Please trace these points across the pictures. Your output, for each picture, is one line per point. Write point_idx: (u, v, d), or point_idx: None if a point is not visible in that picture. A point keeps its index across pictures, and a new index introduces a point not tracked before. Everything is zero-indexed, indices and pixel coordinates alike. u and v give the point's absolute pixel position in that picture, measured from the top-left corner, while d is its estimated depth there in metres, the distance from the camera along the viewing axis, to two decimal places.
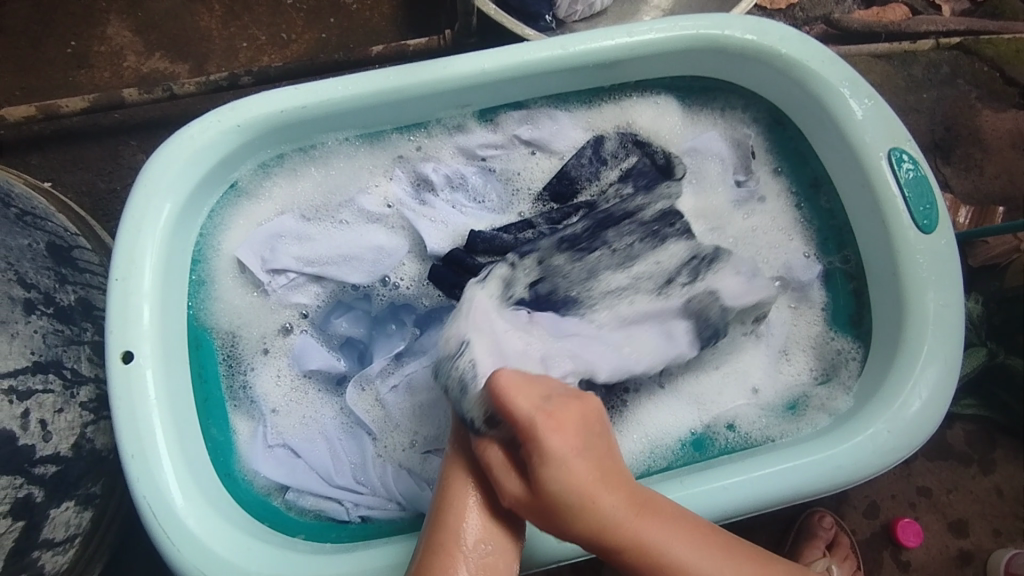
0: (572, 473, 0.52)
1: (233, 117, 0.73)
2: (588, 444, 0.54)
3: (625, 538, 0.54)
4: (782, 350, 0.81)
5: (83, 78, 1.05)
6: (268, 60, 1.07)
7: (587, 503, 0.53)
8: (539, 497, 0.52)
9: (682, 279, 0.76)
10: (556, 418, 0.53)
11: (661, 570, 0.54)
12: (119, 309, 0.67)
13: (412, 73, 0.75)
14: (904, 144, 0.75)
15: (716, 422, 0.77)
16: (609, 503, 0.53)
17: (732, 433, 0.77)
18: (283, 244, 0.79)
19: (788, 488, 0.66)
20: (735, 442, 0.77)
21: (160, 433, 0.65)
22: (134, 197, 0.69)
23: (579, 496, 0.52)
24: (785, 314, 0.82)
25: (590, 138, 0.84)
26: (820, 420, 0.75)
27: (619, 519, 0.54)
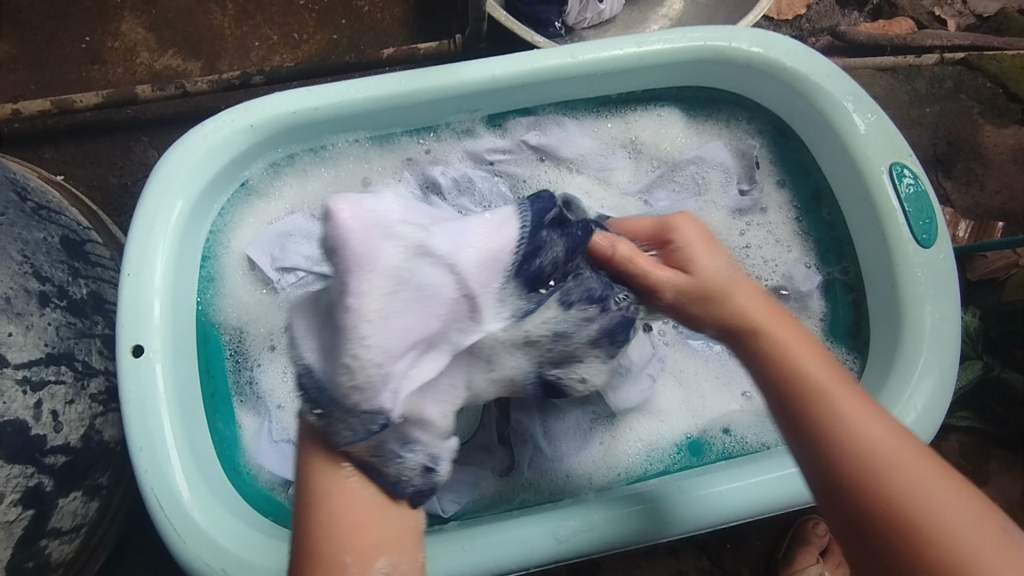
0: (746, 292, 0.59)
1: (247, 116, 0.74)
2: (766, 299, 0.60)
3: (824, 396, 0.53)
4: None
5: (96, 73, 1.07)
6: (279, 59, 1.08)
7: (837, 414, 0.53)
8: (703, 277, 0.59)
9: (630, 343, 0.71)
10: (766, 330, 0.57)
11: (908, 504, 0.47)
12: (131, 303, 0.68)
13: (424, 78, 0.76)
14: (905, 159, 0.76)
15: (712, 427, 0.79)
16: (791, 336, 0.57)
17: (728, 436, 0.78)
18: (292, 243, 0.80)
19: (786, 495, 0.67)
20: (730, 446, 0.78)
21: (167, 426, 0.66)
22: (148, 193, 0.71)
23: (757, 326, 0.58)
24: None
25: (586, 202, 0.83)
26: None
27: (791, 342, 0.57)
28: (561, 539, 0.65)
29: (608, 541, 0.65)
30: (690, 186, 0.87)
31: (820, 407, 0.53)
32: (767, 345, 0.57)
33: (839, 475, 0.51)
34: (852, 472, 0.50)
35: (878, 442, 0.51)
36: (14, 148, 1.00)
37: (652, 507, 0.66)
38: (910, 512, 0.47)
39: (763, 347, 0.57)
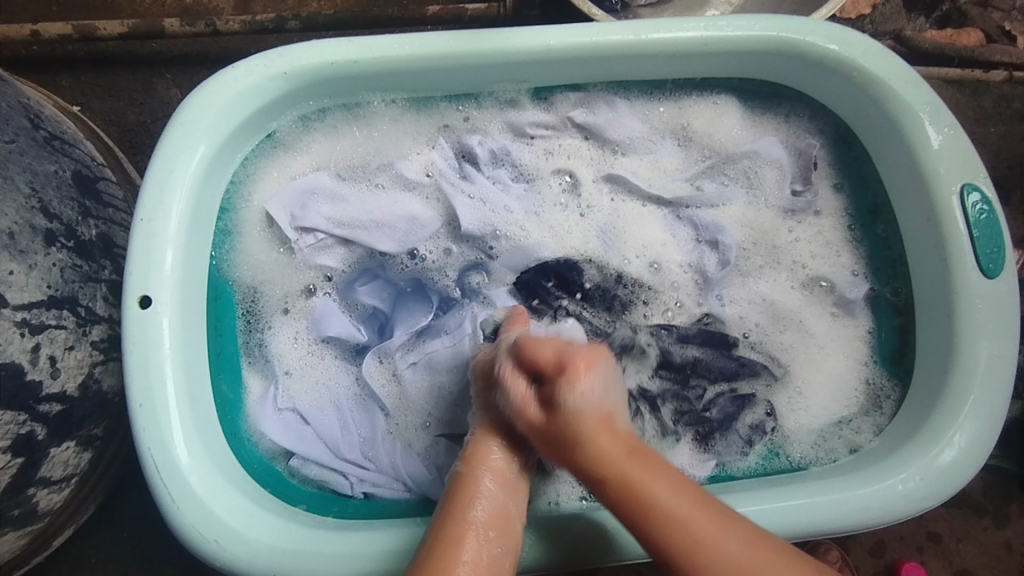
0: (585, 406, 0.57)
1: (280, 62, 0.69)
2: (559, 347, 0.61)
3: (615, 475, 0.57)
4: (803, 384, 0.77)
5: (123, 1, 1.01)
6: (317, 6, 1.02)
7: (650, 499, 0.56)
8: (554, 422, 0.58)
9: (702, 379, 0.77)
10: (552, 422, 0.58)
11: None
12: (142, 250, 0.64)
13: (472, 40, 0.71)
14: (979, 181, 0.71)
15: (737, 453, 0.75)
16: (608, 441, 0.57)
17: (751, 452, 0.75)
18: (315, 202, 0.75)
19: (812, 522, 0.63)
20: (755, 463, 0.75)
21: (169, 384, 0.62)
22: (168, 134, 0.66)
23: (609, 474, 0.57)
24: (821, 335, 0.78)
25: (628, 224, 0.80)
26: (839, 451, 0.74)
27: (610, 450, 0.57)
28: (574, 545, 0.63)
29: (615, 551, 0.62)
30: (740, 180, 0.82)
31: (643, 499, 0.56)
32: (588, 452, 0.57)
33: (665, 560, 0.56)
34: (658, 540, 0.55)
35: (663, 502, 0.56)
36: (31, 73, 0.95)
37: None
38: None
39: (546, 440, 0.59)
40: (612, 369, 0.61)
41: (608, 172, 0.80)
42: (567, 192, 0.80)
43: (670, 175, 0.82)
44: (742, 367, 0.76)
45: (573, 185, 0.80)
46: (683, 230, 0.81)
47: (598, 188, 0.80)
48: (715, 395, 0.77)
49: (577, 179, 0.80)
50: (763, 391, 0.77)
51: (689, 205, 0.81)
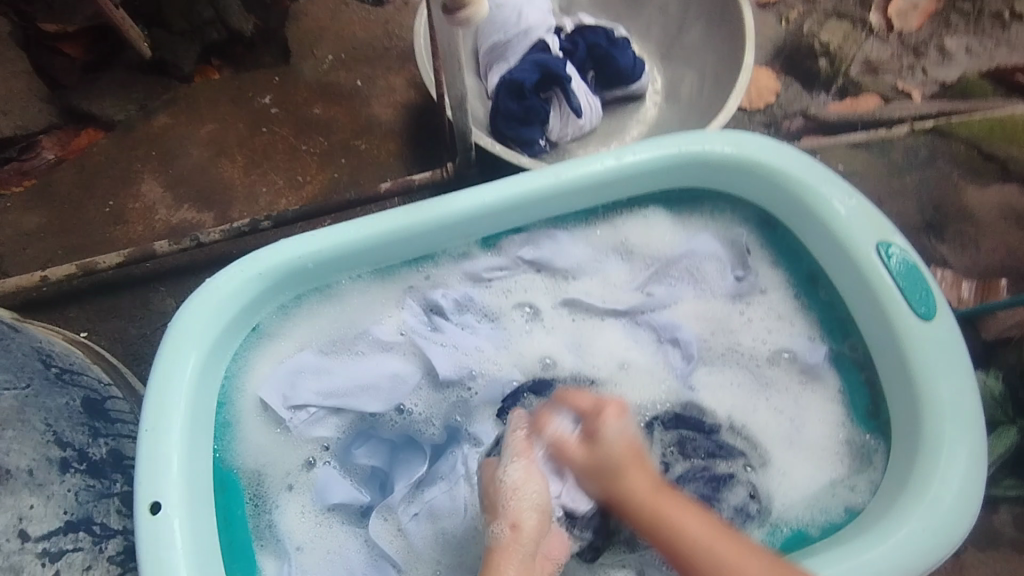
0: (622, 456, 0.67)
1: (254, 267, 0.79)
2: (650, 475, 0.67)
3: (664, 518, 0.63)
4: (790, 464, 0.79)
5: (119, 233, 1.16)
6: (285, 201, 1.18)
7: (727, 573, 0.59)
8: (605, 460, 0.67)
9: (717, 495, 0.76)
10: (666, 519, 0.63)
11: None
12: (150, 459, 0.71)
13: (418, 211, 0.81)
14: (892, 238, 0.78)
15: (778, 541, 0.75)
16: (638, 478, 0.66)
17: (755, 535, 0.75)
18: (302, 379, 0.82)
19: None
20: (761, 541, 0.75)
21: (181, 566, 0.67)
22: (165, 348, 0.74)
23: (649, 507, 0.64)
24: (793, 394, 0.82)
25: (595, 335, 0.86)
26: (837, 512, 0.75)
27: (643, 492, 0.65)
28: None
29: None
30: (685, 278, 0.89)
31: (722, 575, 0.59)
32: (621, 489, 0.66)
33: None
34: None
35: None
36: (42, 312, 1.06)
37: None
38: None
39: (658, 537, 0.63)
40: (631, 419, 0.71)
41: (564, 297, 0.88)
42: (531, 319, 0.88)
43: (620, 287, 0.89)
44: (718, 448, 0.78)
45: (534, 313, 0.88)
46: (645, 333, 0.86)
47: (558, 312, 0.88)
48: (689, 467, 0.77)
49: (537, 307, 0.88)
50: (742, 473, 0.78)
51: (644, 310, 0.87)
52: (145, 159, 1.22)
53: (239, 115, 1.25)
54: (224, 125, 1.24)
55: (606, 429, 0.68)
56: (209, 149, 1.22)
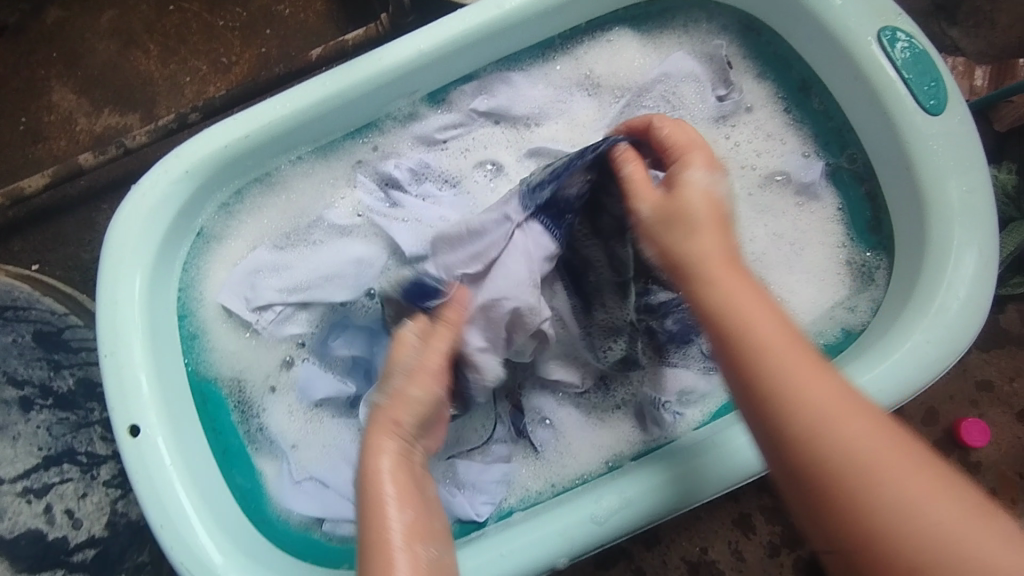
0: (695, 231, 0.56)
1: (180, 164, 0.70)
2: (727, 244, 0.57)
3: (734, 318, 0.51)
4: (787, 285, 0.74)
5: (41, 151, 1.05)
6: (214, 88, 1.05)
7: (809, 401, 0.46)
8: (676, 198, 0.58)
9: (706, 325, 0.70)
10: (731, 306, 0.52)
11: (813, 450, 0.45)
12: (115, 384, 0.66)
13: (349, 73, 0.70)
14: (895, 21, 0.67)
15: None
16: (733, 277, 0.54)
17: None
18: (261, 278, 0.76)
19: (756, 460, 0.62)
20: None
21: (177, 480, 0.64)
22: (103, 268, 0.67)
23: (707, 269, 0.54)
24: (790, 217, 0.76)
25: None
26: (836, 334, 0.72)
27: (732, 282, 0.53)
28: (601, 522, 0.61)
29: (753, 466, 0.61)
30: (661, 106, 0.79)
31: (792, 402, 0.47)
32: (672, 241, 0.57)
33: (785, 433, 0.46)
34: (798, 430, 0.46)
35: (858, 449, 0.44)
36: None
37: (671, 478, 0.62)
38: (847, 463, 0.44)
39: (709, 303, 0.53)
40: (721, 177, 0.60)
41: (528, 148, 0.79)
42: (494, 177, 0.79)
43: (590, 128, 0.80)
44: None
45: (498, 169, 0.79)
46: None
47: (525, 166, 0.79)
48: (675, 298, 0.68)
49: (500, 163, 0.79)
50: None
51: None
52: (46, 62, 1.07)
53: None
54: (126, 9, 1.07)
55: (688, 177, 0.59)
56: (115, 41, 1.07)
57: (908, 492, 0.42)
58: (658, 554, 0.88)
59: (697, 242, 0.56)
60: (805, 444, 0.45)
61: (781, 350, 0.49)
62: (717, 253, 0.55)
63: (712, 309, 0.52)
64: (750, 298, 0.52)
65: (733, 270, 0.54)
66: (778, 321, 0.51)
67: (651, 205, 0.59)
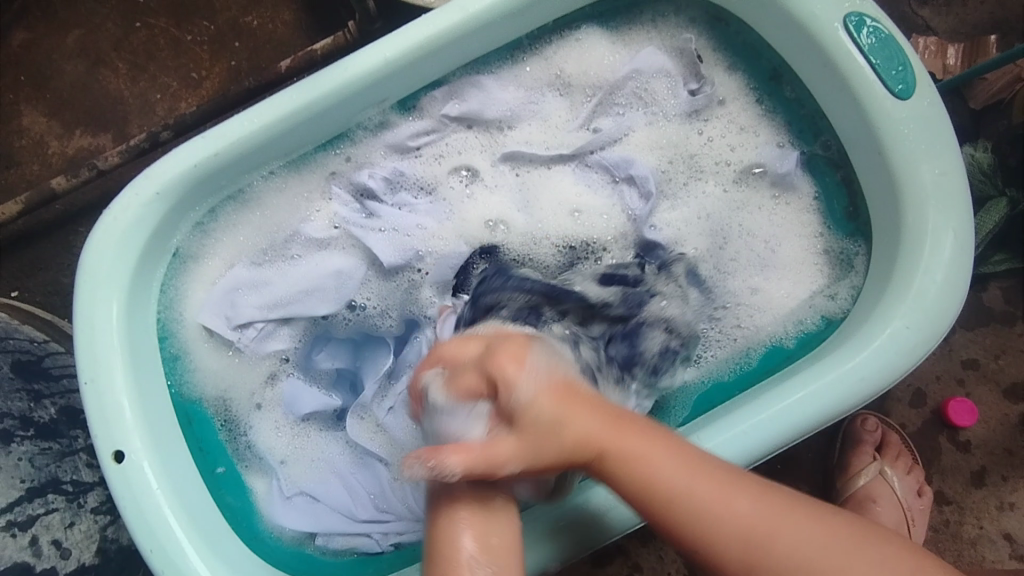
0: (528, 395, 0.57)
1: (150, 185, 0.68)
2: (556, 389, 0.59)
3: (637, 472, 0.57)
4: (762, 275, 0.75)
5: (14, 177, 1.04)
6: (186, 105, 1.05)
7: (742, 541, 0.55)
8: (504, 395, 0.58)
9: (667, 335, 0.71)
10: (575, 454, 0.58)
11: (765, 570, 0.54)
12: (97, 411, 0.65)
13: (315, 84, 0.69)
14: (862, 6, 0.67)
15: (757, 348, 0.74)
16: (579, 424, 0.58)
17: (723, 352, 0.74)
18: (241, 296, 0.76)
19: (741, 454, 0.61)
20: (732, 364, 0.74)
21: (165, 505, 0.64)
22: (78, 294, 0.66)
23: (594, 446, 0.58)
24: (765, 208, 0.76)
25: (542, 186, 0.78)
26: (814, 321, 0.73)
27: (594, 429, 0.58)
28: None
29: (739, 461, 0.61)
30: (634, 103, 0.79)
31: (708, 526, 0.55)
32: (520, 414, 0.57)
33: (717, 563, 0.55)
34: (740, 563, 0.55)
35: (733, 529, 0.55)
36: None
37: None
38: (784, 572, 0.54)
39: (623, 474, 0.58)
40: (543, 343, 0.62)
41: (504, 152, 0.79)
42: (470, 182, 0.79)
43: (563, 129, 0.79)
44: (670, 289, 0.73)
45: (473, 174, 0.79)
46: (596, 176, 0.78)
47: (500, 169, 0.79)
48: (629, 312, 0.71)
49: (475, 168, 0.79)
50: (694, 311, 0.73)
51: (592, 149, 0.78)
52: (14, 86, 1.05)
53: (105, 11, 1.06)
54: (92, 28, 1.06)
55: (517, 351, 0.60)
56: (83, 61, 1.06)
57: (822, 566, 0.53)
58: (653, 548, 0.89)
59: (508, 389, 0.58)
60: (754, 563, 0.54)
61: (684, 490, 0.57)
62: (504, 445, 0.57)
63: (639, 472, 0.57)
64: (578, 439, 0.58)
65: (569, 399, 0.59)
66: (690, 458, 0.58)
67: (509, 441, 0.57)
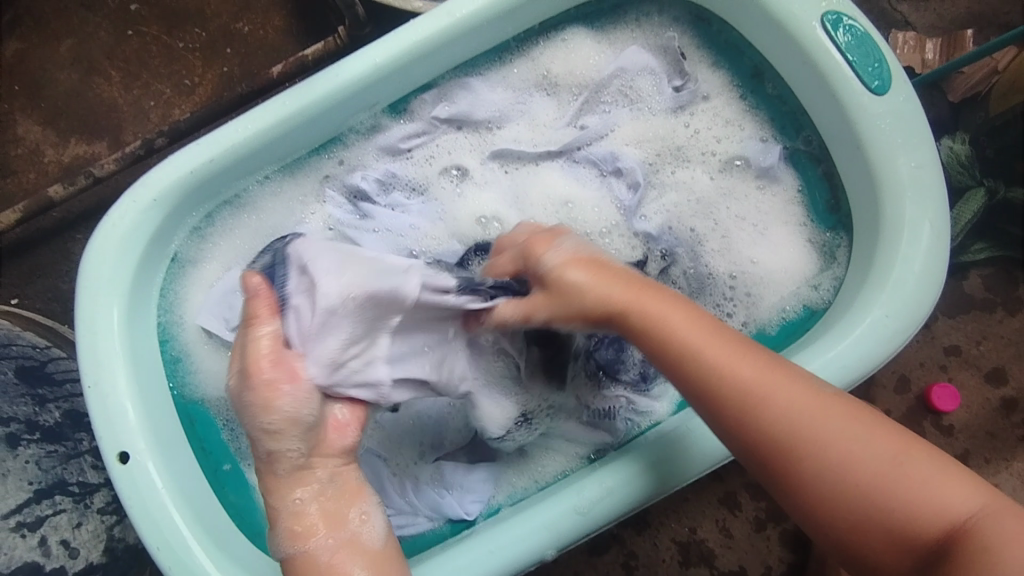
0: (594, 285, 0.58)
1: (147, 192, 0.70)
2: (621, 276, 0.60)
3: (689, 366, 0.55)
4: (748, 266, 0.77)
5: (12, 185, 1.05)
6: (180, 111, 1.06)
7: (774, 416, 0.53)
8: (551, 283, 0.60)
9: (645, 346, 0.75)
10: (648, 320, 0.57)
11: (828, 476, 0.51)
12: (101, 413, 0.66)
13: (308, 90, 0.71)
14: (838, 5, 0.69)
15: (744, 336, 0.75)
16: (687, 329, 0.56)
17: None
18: (239, 299, 0.77)
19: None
20: None
21: (169, 502, 0.66)
22: (80, 300, 0.68)
23: (617, 310, 0.58)
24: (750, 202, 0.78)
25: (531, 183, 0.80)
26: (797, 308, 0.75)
27: (686, 333, 0.56)
28: (584, 512, 0.63)
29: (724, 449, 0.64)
30: (620, 101, 0.81)
31: (753, 419, 0.53)
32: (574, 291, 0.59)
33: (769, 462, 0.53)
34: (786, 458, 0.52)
35: (797, 423, 0.52)
36: None
37: (650, 465, 0.64)
38: (852, 486, 0.50)
39: (652, 339, 0.57)
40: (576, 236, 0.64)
41: (493, 151, 0.80)
42: (460, 182, 0.81)
43: (551, 128, 0.81)
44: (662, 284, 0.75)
45: (464, 174, 0.81)
46: (585, 171, 0.80)
47: (490, 168, 0.81)
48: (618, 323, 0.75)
49: (466, 167, 0.81)
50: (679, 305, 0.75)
51: (579, 146, 0.80)
52: (8, 95, 1.06)
53: (98, 19, 1.07)
54: (84, 37, 1.07)
55: (545, 253, 0.62)
56: (76, 69, 1.07)
57: (900, 477, 0.50)
58: (648, 537, 0.91)
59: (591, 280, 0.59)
60: (806, 460, 0.52)
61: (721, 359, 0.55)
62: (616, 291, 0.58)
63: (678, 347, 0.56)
64: (645, 287, 0.59)
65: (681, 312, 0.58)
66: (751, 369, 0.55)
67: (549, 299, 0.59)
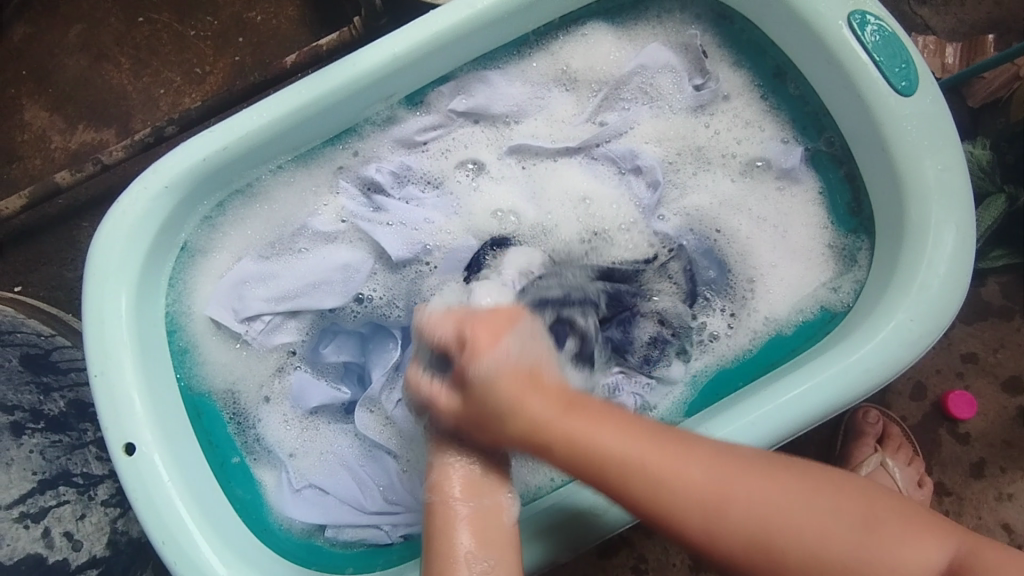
0: (503, 392, 0.57)
1: (158, 179, 0.68)
2: (548, 389, 0.58)
3: (612, 478, 0.55)
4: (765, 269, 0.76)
5: (17, 171, 1.04)
6: (190, 100, 1.04)
7: (726, 519, 0.53)
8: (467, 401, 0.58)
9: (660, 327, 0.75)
10: (573, 440, 0.56)
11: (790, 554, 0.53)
12: (108, 403, 0.65)
13: (325, 79, 0.70)
14: (866, 4, 0.68)
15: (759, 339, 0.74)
16: (602, 436, 0.56)
17: (732, 339, 0.75)
18: (249, 289, 0.76)
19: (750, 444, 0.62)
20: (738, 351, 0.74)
21: (175, 496, 0.64)
22: (88, 287, 0.66)
23: (538, 429, 0.57)
24: (770, 203, 0.77)
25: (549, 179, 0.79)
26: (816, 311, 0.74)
27: (615, 448, 0.56)
28: None
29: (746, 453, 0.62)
30: (640, 98, 0.80)
31: (694, 527, 0.54)
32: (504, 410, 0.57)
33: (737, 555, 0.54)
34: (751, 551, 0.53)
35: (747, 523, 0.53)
36: None
37: None
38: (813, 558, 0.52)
39: (577, 458, 0.56)
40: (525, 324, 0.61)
41: (510, 146, 0.79)
42: (476, 176, 0.80)
43: (569, 124, 0.80)
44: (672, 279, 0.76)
45: (480, 168, 0.80)
46: (603, 168, 0.79)
47: (506, 163, 0.80)
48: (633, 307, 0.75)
49: (481, 161, 0.80)
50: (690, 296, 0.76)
51: (598, 143, 0.79)
52: (16, 80, 1.05)
53: (108, 6, 1.06)
54: (94, 23, 1.06)
55: (479, 365, 0.57)
56: (85, 55, 1.05)
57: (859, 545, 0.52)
58: (658, 541, 0.90)
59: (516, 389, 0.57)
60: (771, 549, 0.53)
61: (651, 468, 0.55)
62: (538, 410, 0.57)
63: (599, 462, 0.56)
64: (565, 403, 0.58)
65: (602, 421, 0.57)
66: (684, 493, 0.54)
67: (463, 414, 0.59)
